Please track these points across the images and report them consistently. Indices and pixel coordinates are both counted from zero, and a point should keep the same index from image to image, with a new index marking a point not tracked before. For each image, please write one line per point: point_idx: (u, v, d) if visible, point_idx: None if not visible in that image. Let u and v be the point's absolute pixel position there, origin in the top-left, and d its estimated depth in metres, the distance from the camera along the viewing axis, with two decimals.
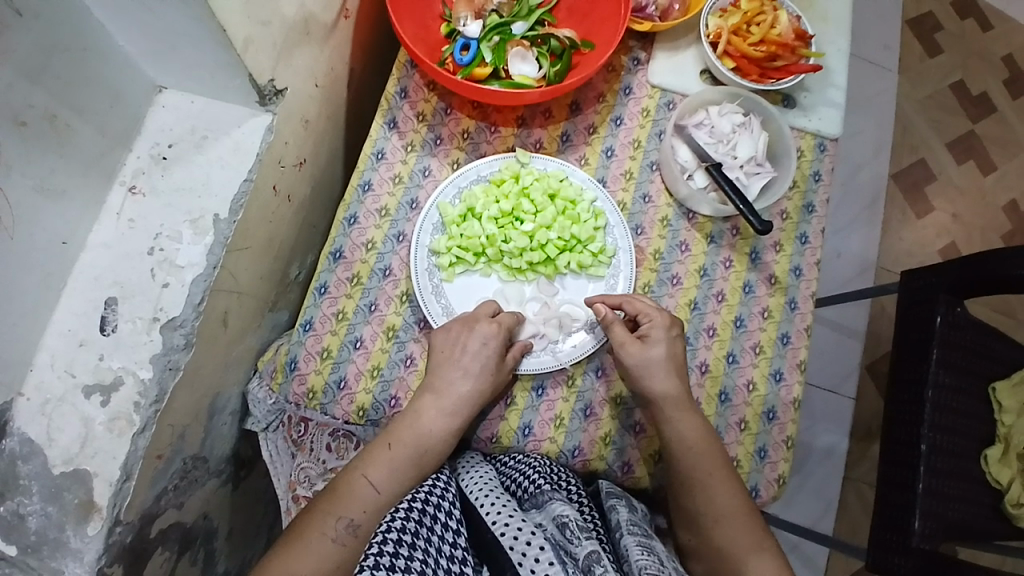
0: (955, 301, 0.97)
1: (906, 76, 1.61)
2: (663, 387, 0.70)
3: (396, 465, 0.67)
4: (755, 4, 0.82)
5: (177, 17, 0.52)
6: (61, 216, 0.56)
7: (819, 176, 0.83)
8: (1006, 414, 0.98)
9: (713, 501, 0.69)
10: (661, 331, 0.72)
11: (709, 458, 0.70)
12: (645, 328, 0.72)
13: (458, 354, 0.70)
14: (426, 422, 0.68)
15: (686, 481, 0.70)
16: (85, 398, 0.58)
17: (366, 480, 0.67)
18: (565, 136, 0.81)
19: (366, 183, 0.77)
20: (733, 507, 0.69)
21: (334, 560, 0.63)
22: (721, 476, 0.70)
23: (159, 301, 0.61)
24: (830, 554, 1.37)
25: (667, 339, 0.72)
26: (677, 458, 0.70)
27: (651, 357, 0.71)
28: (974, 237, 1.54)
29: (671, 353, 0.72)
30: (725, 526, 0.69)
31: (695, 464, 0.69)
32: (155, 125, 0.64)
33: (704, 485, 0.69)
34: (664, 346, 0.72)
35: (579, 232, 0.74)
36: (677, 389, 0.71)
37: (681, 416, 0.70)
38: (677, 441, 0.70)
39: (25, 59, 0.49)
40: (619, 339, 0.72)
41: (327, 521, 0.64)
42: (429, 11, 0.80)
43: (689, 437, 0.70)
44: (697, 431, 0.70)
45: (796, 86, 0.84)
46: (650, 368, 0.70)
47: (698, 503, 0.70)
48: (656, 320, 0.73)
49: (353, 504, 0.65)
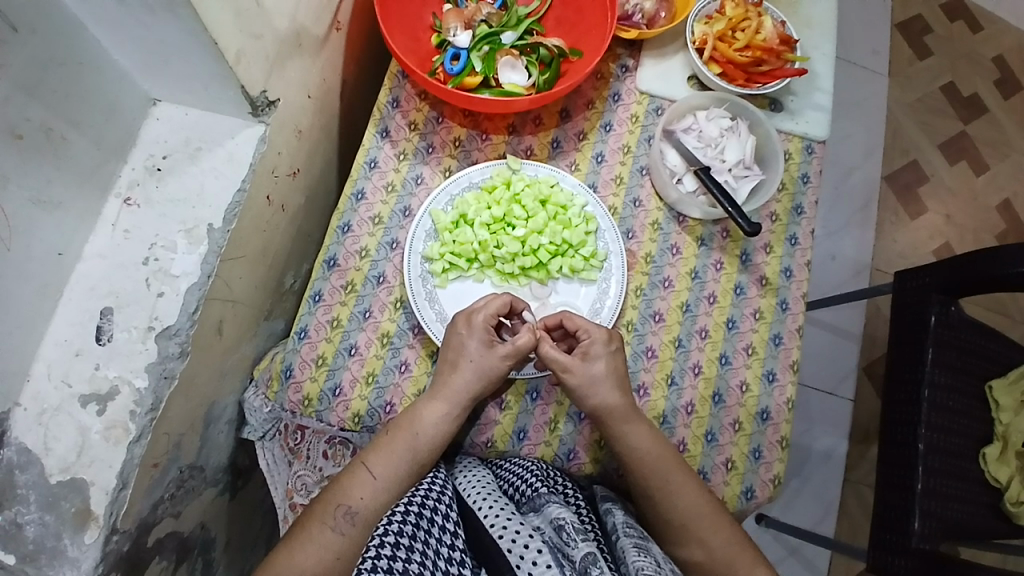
0: (948, 300, 0.98)
1: (896, 79, 1.63)
2: (606, 404, 0.70)
3: (394, 457, 0.68)
4: (740, 10, 0.83)
5: (170, 30, 0.53)
6: (57, 227, 0.57)
7: (807, 178, 0.84)
8: (1003, 412, 0.98)
9: (676, 505, 0.69)
10: (601, 345, 0.71)
11: (664, 466, 0.69)
12: (583, 344, 0.72)
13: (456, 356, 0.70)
14: (422, 415, 0.69)
15: (647, 488, 0.70)
16: (81, 407, 0.59)
17: (367, 469, 0.67)
18: (556, 143, 0.82)
19: (360, 191, 0.78)
20: (698, 508, 0.69)
21: (335, 550, 0.64)
22: (681, 480, 0.69)
23: (154, 310, 0.62)
24: (831, 557, 1.37)
25: (607, 354, 0.71)
26: (632, 468, 0.70)
27: (591, 374, 0.70)
28: (968, 237, 1.55)
29: (612, 367, 0.71)
30: (693, 526, 0.69)
31: (650, 473, 0.69)
32: (149, 137, 0.65)
33: (663, 491, 0.69)
34: (605, 359, 0.71)
35: (570, 236, 0.75)
36: (622, 403, 0.70)
37: (630, 428, 0.70)
38: (629, 452, 0.70)
39: (22, 73, 0.50)
40: (557, 362, 0.70)
41: (329, 510, 0.66)
42: (419, 23, 0.81)
43: (640, 448, 0.69)
44: (647, 441, 0.70)
45: (783, 90, 0.85)
46: (593, 385, 0.70)
47: (663, 508, 0.70)
48: (595, 335, 0.72)
49: (352, 492, 0.67)
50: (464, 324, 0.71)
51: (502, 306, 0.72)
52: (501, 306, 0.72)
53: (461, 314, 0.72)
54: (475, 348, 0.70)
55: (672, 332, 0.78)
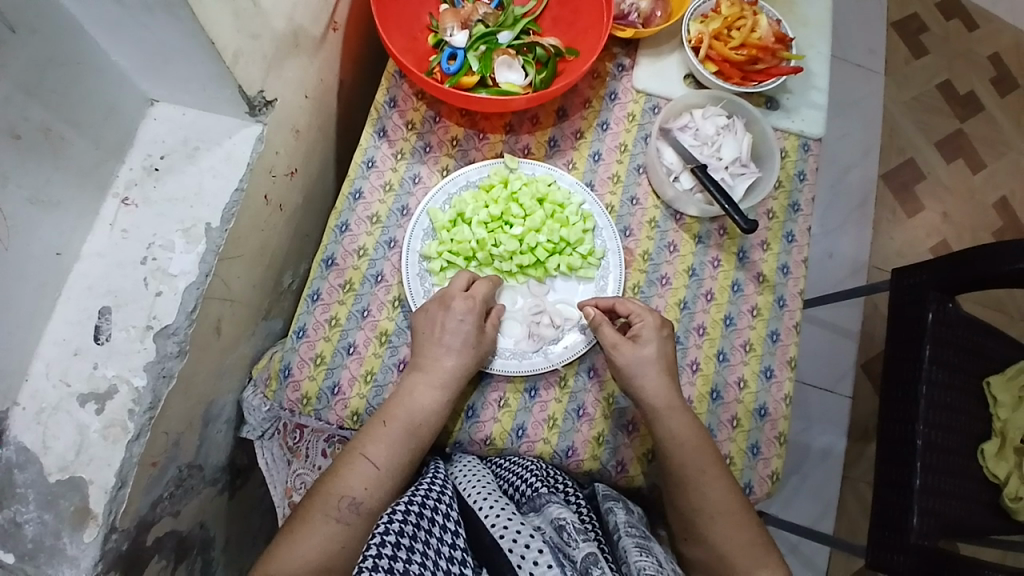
0: (945, 297, 0.98)
1: (893, 78, 1.63)
2: (653, 386, 0.70)
3: (394, 445, 0.68)
4: (736, 8, 0.83)
5: (167, 29, 0.53)
6: (55, 227, 0.57)
7: (803, 176, 0.84)
8: (1001, 408, 0.98)
9: (708, 498, 0.69)
10: (652, 331, 0.72)
11: (703, 456, 0.69)
12: (637, 327, 0.73)
13: (440, 332, 0.70)
14: (418, 399, 0.69)
15: (679, 478, 0.70)
16: (80, 405, 0.59)
17: (367, 459, 0.68)
18: (553, 141, 0.83)
19: (358, 190, 0.78)
20: (727, 504, 0.69)
21: (340, 539, 0.65)
22: (714, 474, 0.69)
23: (153, 309, 0.62)
24: (831, 555, 1.37)
25: (657, 338, 0.72)
26: (671, 456, 0.70)
27: (640, 357, 0.71)
28: (964, 235, 1.55)
29: (661, 352, 0.72)
30: (721, 523, 0.69)
31: (686, 463, 0.69)
32: (147, 136, 0.65)
33: (694, 482, 0.69)
34: (654, 345, 0.72)
35: (568, 235, 0.75)
36: (667, 390, 0.71)
37: (672, 414, 0.70)
38: (670, 440, 0.70)
39: (20, 74, 0.50)
40: (609, 339, 0.72)
41: (331, 501, 0.66)
42: (416, 23, 0.81)
43: (682, 435, 0.69)
44: (688, 430, 0.70)
45: (779, 88, 0.86)
46: (642, 367, 0.70)
47: (693, 500, 0.70)
48: (648, 320, 0.73)
49: (355, 482, 0.67)
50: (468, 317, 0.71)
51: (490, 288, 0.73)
52: (463, 284, 0.73)
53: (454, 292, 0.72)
54: (454, 330, 0.70)
55: None
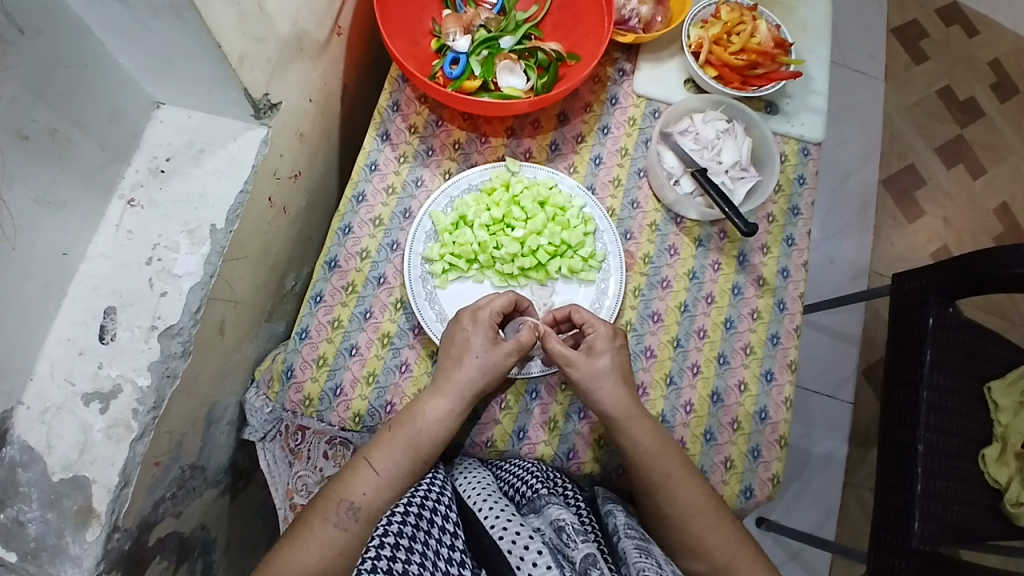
0: (945, 301, 0.98)
1: (893, 84, 1.64)
2: (611, 399, 0.70)
3: (396, 454, 0.68)
4: (735, 14, 0.85)
5: (174, 32, 0.54)
6: (61, 227, 0.58)
7: (803, 179, 0.85)
8: (1002, 413, 0.98)
9: (678, 500, 0.69)
10: (604, 340, 0.72)
11: (668, 461, 0.70)
12: (589, 338, 0.72)
13: (449, 343, 0.71)
14: (423, 409, 0.69)
15: (648, 483, 0.70)
16: (84, 405, 0.59)
17: (369, 464, 0.68)
18: (554, 145, 0.83)
19: (361, 193, 0.78)
20: (697, 505, 0.69)
21: (337, 546, 0.65)
22: (681, 477, 0.69)
23: (157, 309, 0.62)
24: (833, 561, 1.37)
25: (611, 349, 0.72)
26: (637, 462, 0.70)
27: (596, 369, 0.71)
28: (965, 240, 1.56)
29: (616, 363, 0.72)
30: (694, 524, 0.69)
31: (652, 469, 0.70)
32: (153, 139, 0.66)
33: (663, 487, 0.70)
34: (609, 355, 0.72)
35: (569, 237, 0.76)
36: (625, 400, 0.70)
37: (635, 423, 0.70)
38: (634, 448, 0.70)
39: (27, 75, 0.51)
40: (563, 356, 0.71)
41: (331, 506, 0.66)
42: (418, 28, 0.82)
43: (646, 443, 0.69)
44: (649, 437, 0.70)
45: (778, 93, 0.87)
46: (598, 379, 0.70)
47: (665, 504, 0.70)
48: (600, 330, 0.72)
49: (354, 487, 0.67)
50: (471, 321, 0.71)
51: (507, 303, 0.72)
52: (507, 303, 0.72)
53: (467, 310, 0.72)
54: (479, 344, 0.70)
55: (670, 331, 0.78)
